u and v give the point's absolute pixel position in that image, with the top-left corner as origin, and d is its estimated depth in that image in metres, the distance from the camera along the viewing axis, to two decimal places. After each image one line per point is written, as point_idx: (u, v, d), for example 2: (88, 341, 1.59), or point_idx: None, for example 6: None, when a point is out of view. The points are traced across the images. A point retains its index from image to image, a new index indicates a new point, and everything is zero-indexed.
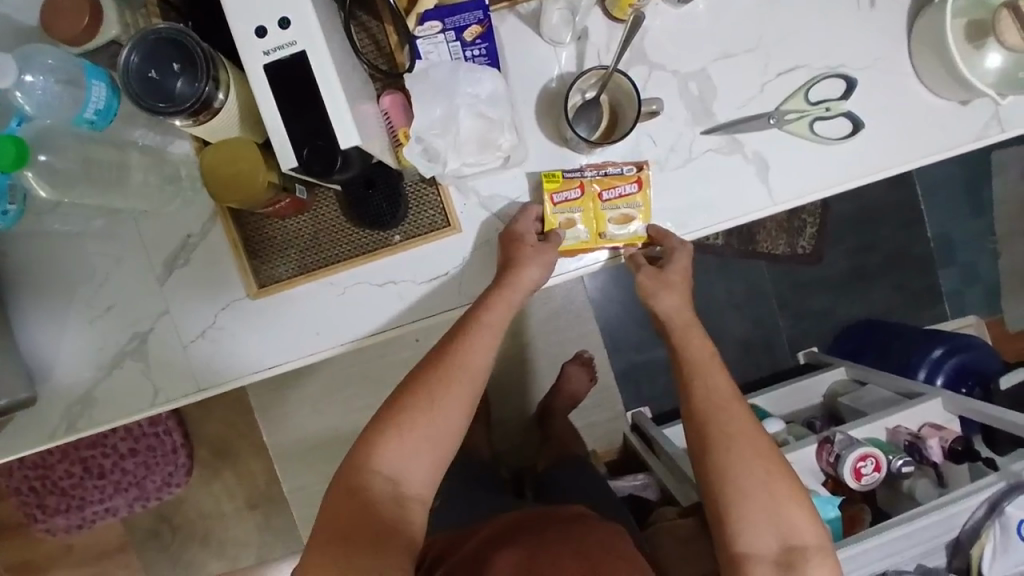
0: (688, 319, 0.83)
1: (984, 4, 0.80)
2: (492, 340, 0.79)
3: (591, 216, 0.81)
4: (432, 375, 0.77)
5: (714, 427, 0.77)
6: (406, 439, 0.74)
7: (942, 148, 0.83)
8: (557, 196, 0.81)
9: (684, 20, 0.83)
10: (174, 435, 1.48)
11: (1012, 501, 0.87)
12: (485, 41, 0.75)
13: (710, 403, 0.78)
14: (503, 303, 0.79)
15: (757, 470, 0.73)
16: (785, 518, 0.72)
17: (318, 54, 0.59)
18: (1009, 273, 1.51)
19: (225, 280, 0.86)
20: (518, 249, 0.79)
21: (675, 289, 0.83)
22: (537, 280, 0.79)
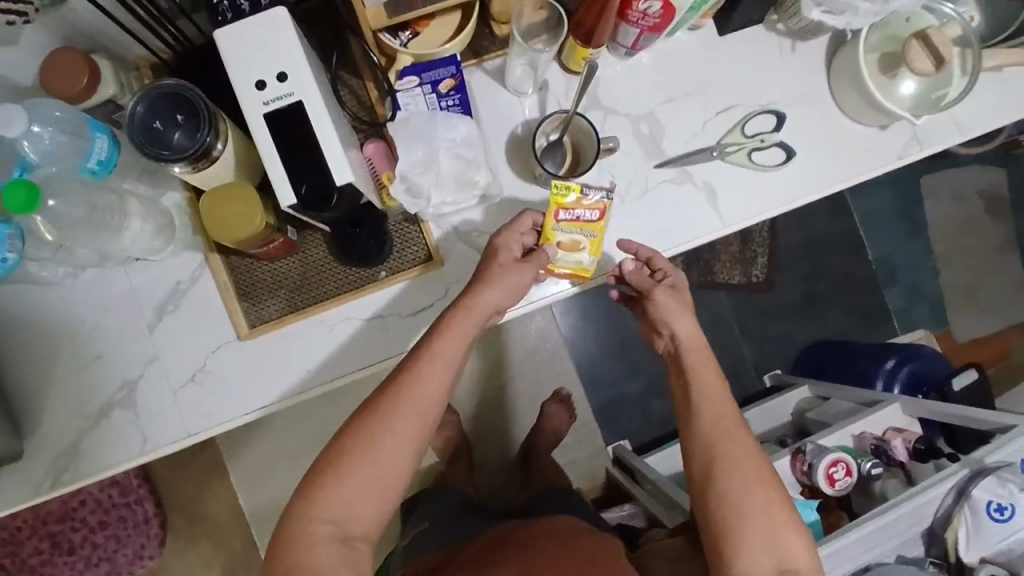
0: (700, 345, 0.83)
1: (893, 40, 0.94)
2: (444, 371, 0.77)
3: (600, 243, 0.86)
4: (375, 413, 0.75)
5: (723, 457, 0.77)
6: (346, 482, 0.73)
7: (866, 168, 0.96)
8: (567, 213, 0.83)
9: (632, 70, 0.95)
10: (147, 504, 1.45)
11: (977, 484, 0.92)
12: (459, 92, 0.84)
13: (717, 427, 0.79)
14: (458, 334, 0.79)
15: (757, 493, 0.75)
16: (783, 543, 0.74)
17: (312, 102, 0.67)
18: (945, 288, 1.65)
19: (216, 323, 0.89)
20: (491, 268, 0.82)
21: (682, 317, 0.84)
22: (495, 303, 0.81)
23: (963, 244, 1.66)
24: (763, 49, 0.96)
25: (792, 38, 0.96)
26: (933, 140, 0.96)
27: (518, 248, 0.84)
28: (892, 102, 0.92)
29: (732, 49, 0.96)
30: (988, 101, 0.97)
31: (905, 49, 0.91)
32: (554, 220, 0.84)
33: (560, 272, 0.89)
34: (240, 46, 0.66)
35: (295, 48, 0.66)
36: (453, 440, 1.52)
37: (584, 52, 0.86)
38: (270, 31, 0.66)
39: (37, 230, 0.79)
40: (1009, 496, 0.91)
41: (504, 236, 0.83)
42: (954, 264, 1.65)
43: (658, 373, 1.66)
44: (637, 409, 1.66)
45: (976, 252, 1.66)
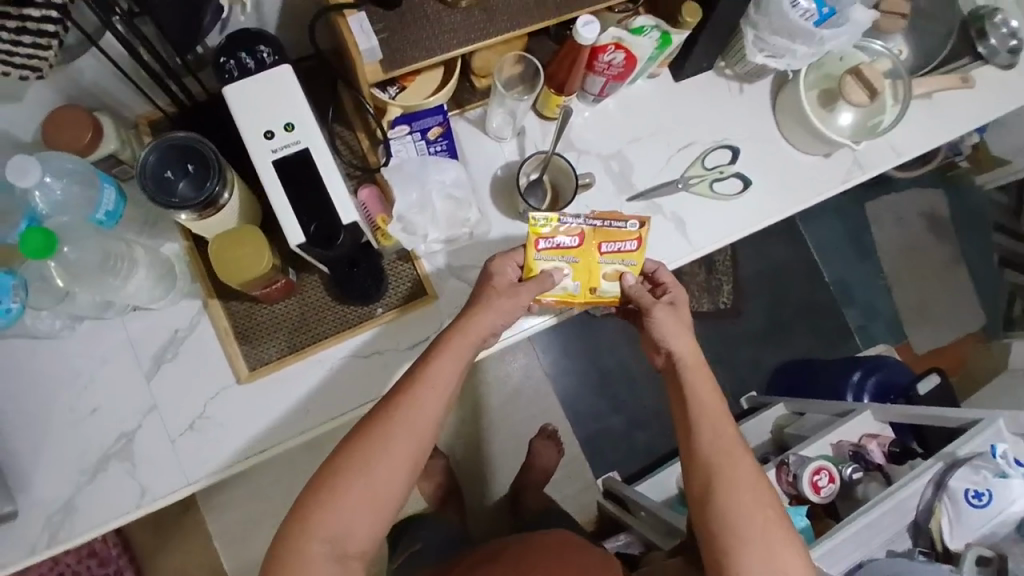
0: (700, 360, 0.87)
1: (828, 78, 1.04)
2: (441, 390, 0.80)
3: (582, 269, 0.91)
4: (370, 431, 0.77)
5: (724, 473, 0.80)
6: (341, 501, 0.74)
7: (813, 194, 1.06)
8: (546, 241, 0.89)
9: (600, 114, 1.04)
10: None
11: (953, 475, 0.98)
12: (445, 139, 0.92)
13: (716, 444, 0.82)
14: (454, 355, 0.81)
15: (741, 488, 0.79)
16: (781, 564, 0.76)
17: (318, 147, 0.72)
18: (899, 304, 1.77)
19: (217, 369, 0.91)
20: (486, 291, 0.86)
21: (682, 335, 0.88)
22: (495, 326, 0.85)
23: (910, 262, 1.79)
24: (715, 93, 1.07)
25: (739, 81, 1.07)
26: (874, 163, 1.07)
27: (512, 273, 0.89)
28: (833, 131, 1.03)
29: (687, 92, 1.06)
30: (919, 126, 1.09)
31: (840, 85, 1.01)
32: (535, 248, 0.90)
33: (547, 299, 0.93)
34: (249, 100, 0.72)
35: (301, 101, 0.73)
36: (442, 484, 1.54)
37: (558, 99, 0.96)
38: (278, 86, 0.73)
39: (49, 277, 0.83)
40: (985, 482, 0.96)
41: (500, 262, 0.87)
42: (904, 281, 1.78)
43: (641, 402, 1.71)
44: (623, 440, 1.69)
45: (923, 269, 1.79)
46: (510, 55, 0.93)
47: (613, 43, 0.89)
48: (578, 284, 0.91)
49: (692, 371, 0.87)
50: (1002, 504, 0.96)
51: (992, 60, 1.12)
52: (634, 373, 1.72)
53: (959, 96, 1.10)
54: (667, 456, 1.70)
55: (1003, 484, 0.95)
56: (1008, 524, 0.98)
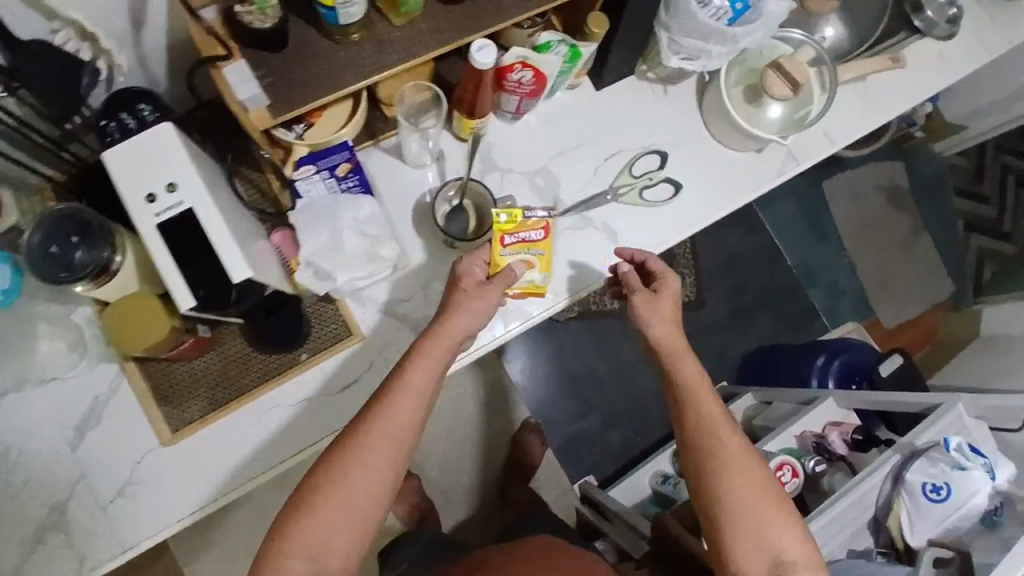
0: (682, 343, 0.85)
1: (752, 73, 1.01)
2: (419, 398, 0.79)
3: (547, 259, 0.94)
4: (347, 444, 0.76)
5: (718, 450, 0.77)
6: (319, 518, 0.73)
7: (746, 191, 1.03)
8: (512, 237, 0.90)
9: (522, 130, 1.01)
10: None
11: (909, 467, 0.91)
12: (356, 174, 0.88)
13: (710, 420, 0.79)
14: (429, 361, 0.81)
15: (723, 459, 0.76)
16: (775, 540, 0.73)
17: (203, 206, 0.69)
18: (864, 280, 1.75)
19: (139, 433, 0.88)
20: (459, 293, 0.85)
21: (665, 317, 0.86)
22: (468, 327, 0.84)
23: (872, 237, 1.77)
24: (640, 97, 1.04)
25: (663, 83, 1.04)
26: (809, 153, 1.04)
27: (483, 273, 0.89)
28: (760, 128, 0.99)
29: (609, 99, 1.04)
30: (855, 109, 1.05)
31: (762, 80, 0.96)
32: (501, 245, 0.90)
33: (515, 292, 0.95)
34: (128, 164, 0.69)
35: (183, 159, 0.70)
36: (417, 506, 1.51)
37: (470, 123, 0.92)
38: (158, 145, 0.70)
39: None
40: (943, 476, 0.89)
41: (467, 262, 0.86)
42: (867, 256, 1.76)
43: (612, 403, 1.70)
44: (597, 442, 1.68)
45: (886, 243, 1.77)
46: (408, 86, 0.91)
47: (519, 62, 0.87)
48: (545, 275, 0.94)
49: (667, 347, 0.85)
50: (963, 497, 0.88)
51: (929, 33, 1.08)
52: (603, 374, 1.71)
53: (893, 77, 1.07)
54: (642, 455, 1.69)
55: (962, 477, 0.88)
56: (971, 518, 0.89)
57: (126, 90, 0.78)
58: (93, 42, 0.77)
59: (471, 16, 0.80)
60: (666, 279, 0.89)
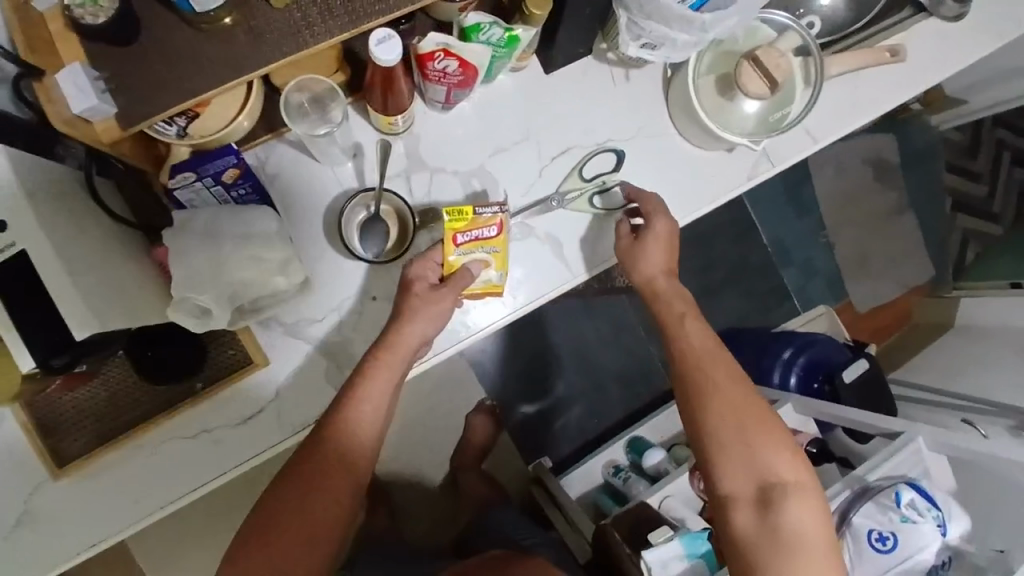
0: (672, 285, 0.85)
1: (727, 60, 0.86)
2: (371, 420, 0.76)
3: (503, 257, 0.82)
4: (302, 470, 0.73)
5: (705, 376, 0.78)
6: (274, 551, 0.70)
7: (707, 200, 0.91)
8: (465, 235, 0.78)
9: (455, 120, 0.87)
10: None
11: (856, 511, 0.88)
12: (247, 180, 0.74)
13: (699, 349, 0.80)
14: (384, 377, 0.77)
15: (717, 387, 0.77)
16: (760, 459, 0.74)
17: (36, 248, 0.58)
18: (841, 261, 1.65)
19: (18, 468, 0.78)
20: (410, 300, 0.78)
21: (654, 251, 0.84)
22: (423, 336, 0.78)
23: (854, 215, 1.66)
24: (594, 82, 0.89)
25: (624, 66, 0.90)
26: (786, 155, 0.91)
27: (436, 275, 0.81)
28: (730, 128, 0.85)
29: (559, 85, 0.89)
30: (839, 103, 0.91)
31: (735, 71, 0.84)
32: (453, 244, 0.79)
33: (472, 292, 0.85)
34: None
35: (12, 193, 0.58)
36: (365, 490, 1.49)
37: (388, 119, 0.79)
38: None
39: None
40: (891, 525, 0.86)
41: (418, 265, 0.79)
42: (846, 236, 1.66)
43: (571, 384, 1.64)
44: (555, 423, 1.63)
45: (868, 221, 1.66)
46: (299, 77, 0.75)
47: (441, 50, 0.72)
48: (503, 272, 0.83)
49: (659, 291, 0.85)
50: (909, 551, 0.84)
51: (937, 11, 0.92)
52: (563, 354, 1.64)
53: (887, 71, 0.92)
54: (601, 438, 1.64)
55: (910, 530, 0.85)
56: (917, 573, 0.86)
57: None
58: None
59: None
60: (654, 216, 0.84)
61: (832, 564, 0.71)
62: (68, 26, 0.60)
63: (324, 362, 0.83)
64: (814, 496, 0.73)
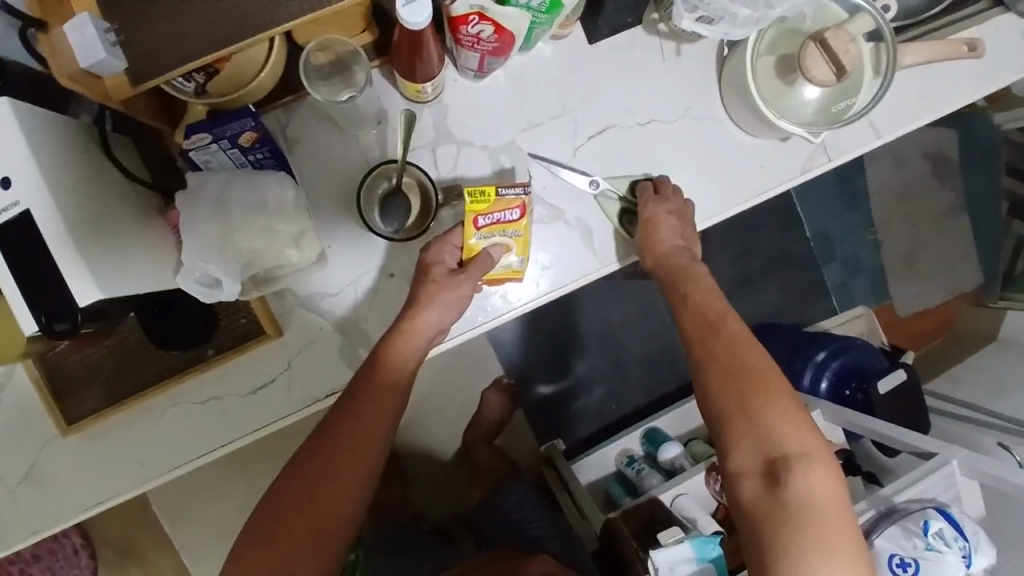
0: (685, 260, 0.79)
1: (791, 39, 0.77)
2: (389, 397, 0.73)
3: (524, 242, 0.78)
4: (316, 445, 0.71)
5: (711, 349, 0.73)
6: (286, 526, 0.68)
7: (752, 192, 0.84)
8: (486, 218, 0.74)
9: (485, 91, 0.81)
10: (75, 536, 1.46)
11: (879, 533, 0.82)
12: (265, 145, 0.71)
13: (706, 321, 0.75)
14: (400, 355, 0.75)
15: (711, 358, 0.72)
16: (769, 431, 0.68)
17: (41, 207, 0.55)
18: (888, 261, 1.56)
19: (33, 423, 0.80)
20: (423, 287, 0.75)
21: (660, 223, 0.79)
22: (438, 323, 0.76)
23: (905, 212, 1.56)
24: (642, 57, 0.82)
25: (676, 40, 0.82)
26: (845, 148, 0.83)
27: (454, 259, 0.77)
28: (787, 116, 0.78)
29: (604, 57, 0.82)
30: (908, 96, 0.82)
31: (798, 52, 0.76)
32: (473, 227, 0.75)
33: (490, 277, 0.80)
34: None
35: (18, 149, 0.55)
36: None
37: (414, 87, 0.74)
38: None
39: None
40: (914, 551, 0.80)
41: (436, 249, 0.76)
42: (895, 234, 1.56)
43: (591, 368, 1.60)
44: (572, 406, 1.60)
45: (919, 219, 1.56)
46: (322, 37, 0.71)
47: (475, 14, 0.66)
48: (524, 257, 0.79)
49: (669, 268, 0.79)
50: None
51: (1016, 7, 0.81)
52: (583, 337, 1.59)
53: (961, 67, 0.82)
54: (617, 424, 1.61)
55: (934, 559, 0.79)
56: None
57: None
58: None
59: None
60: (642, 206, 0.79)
61: (847, 532, 0.65)
62: None
63: (338, 338, 0.80)
64: (825, 467, 0.67)
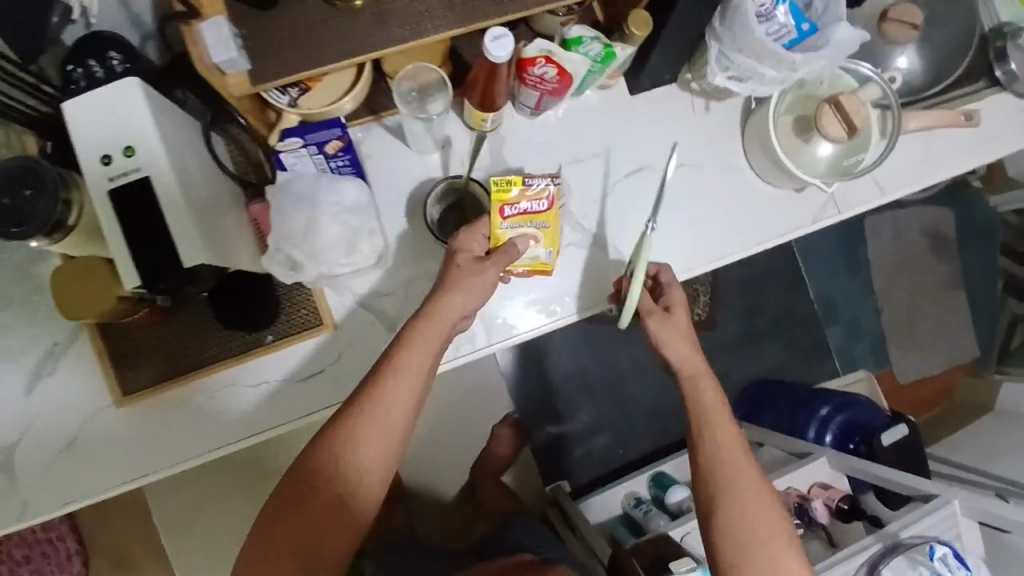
0: (700, 366, 0.84)
1: (807, 103, 0.89)
2: (404, 416, 0.74)
3: (552, 233, 0.84)
4: (318, 473, 0.72)
5: (726, 482, 0.78)
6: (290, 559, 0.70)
7: (771, 235, 0.94)
8: (512, 207, 0.81)
9: (538, 127, 0.92)
10: (69, 541, 1.44)
11: (886, 564, 0.86)
12: (347, 153, 0.81)
13: (726, 455, 0.80)
14: (433, 334, 0.76)
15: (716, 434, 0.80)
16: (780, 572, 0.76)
17: (161, 178, 0.63)
18: (889, 327, 1.63)
19: (88, 390, 0.85)
20: (452, 269, 0.78)
21: (682, 334, 0.83)
22: (461, 307, 0.78)
23: (905, 282, 1.65)
24: (675, 109, 0.94)
25: (706, 97, 0.94)
26: (853, 203, 0.93)
27: (481, 248, 0.80)
28: (804, 168, 0.88)
29: (642, 107, 0.93)
30: (911, 160, 0.93)
31: (814, 113, 0.86)
32: (500, 216, 0.80)
33: (520, 269, 0.87)
34: (84, 119, 0.63)
35: (145, 124, 0.63)
36: None
37: (481, 115, 0.84)
38: (120, 103, 0.63)
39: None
40: None
41: (465, 237, 0.79)
42: (896, 302, 1.64)
43: (601, 411, 1.63)
44: (580, 448, 1.62)
45: (918, 289, 1.65)
46: (409, 66, 0.82)
47: (543, 56, 0.77)
48: (552, 250, 0.84)
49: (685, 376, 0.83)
50: None
51: (1012, 86, 0.94)
52: (595, 379, 1.63)
53: (959, 134, 0.94)
54: (622, 469, 1.63)
55: None
56: None
57: (98, 34, 0.70)
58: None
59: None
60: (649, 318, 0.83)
61: None
62: None
63: (387, 336, 0.86)
64: None
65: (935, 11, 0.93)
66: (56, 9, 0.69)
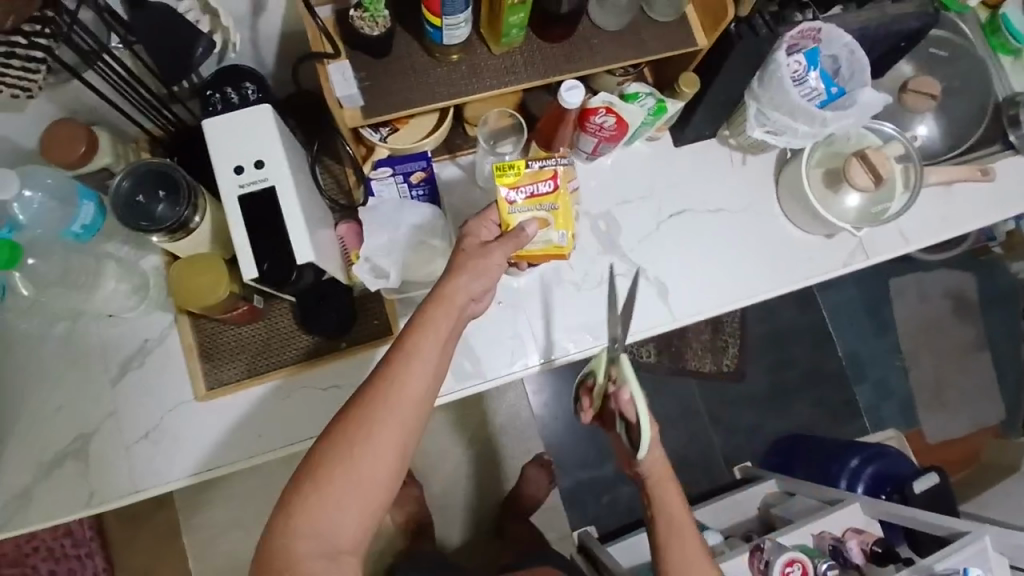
0: (666, 469, 0.82)
1: (834, 158, 0.99)
2: (420, 398, 0.68)
3: (561, 211, 0.85)
4: (326, 461, 0.65)
5: None
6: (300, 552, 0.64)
7: (803, 277, 1.02)
8: (517, 191, 0.82)
9: (592, 170, 1.03)
10: (97, 558, 1.36)
11: None
12: (428, 184, 0.92)
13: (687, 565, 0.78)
14: (448, 315, 0.71)
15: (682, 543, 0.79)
16: None
17: (283, 187, 0.74)
18: (915, 387, 1.67)
19: (172, 385, 0.92)
20: (459, 254, 0.76)
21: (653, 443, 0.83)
22: (471, 289, 0.74)
23: (929, 343, 1.70)
24: (717, 160, 1.04)
25: (742, 151, 1.04)
26: (880, 249, 1.01)
27: (491, 232, 0.81)
28: (835, 215, 0.98)
29: (687, 156, 1.04)
30: (934, 214, 1.02)
31: (844, 166, 0.97)
32: (507, 203, 0.82)
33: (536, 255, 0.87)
34: (222, 136, 0.73)
35: (274, 142, 0.74)
36: (414, 516, 1.50)
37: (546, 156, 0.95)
38: (254, 124, 0.74)
39: (14, 286, 0.86)
40: None
41: (474, 223, 0.80)
42: (923, 361, 1.69)
43: None
44: (609, 493, 1.63)
45: (942, 351, 1.70)
46: (491, 112, 0.94)
47: (604, 107, 0.88)
48: (564, 232, 0.85)
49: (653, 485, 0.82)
50: None
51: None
52: None
53: (975, 187, 1.03)
54: None
55: None
56: None
57: (233, 67, 0.81)
58: (213, 16, 0.77)
59: (563, 57, 0.83)
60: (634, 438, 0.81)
61: None
62: (338, 32, 0.78)
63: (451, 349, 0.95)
64: None
65: (954, 83, 1.06)
66: (202, 43, 0.74)
